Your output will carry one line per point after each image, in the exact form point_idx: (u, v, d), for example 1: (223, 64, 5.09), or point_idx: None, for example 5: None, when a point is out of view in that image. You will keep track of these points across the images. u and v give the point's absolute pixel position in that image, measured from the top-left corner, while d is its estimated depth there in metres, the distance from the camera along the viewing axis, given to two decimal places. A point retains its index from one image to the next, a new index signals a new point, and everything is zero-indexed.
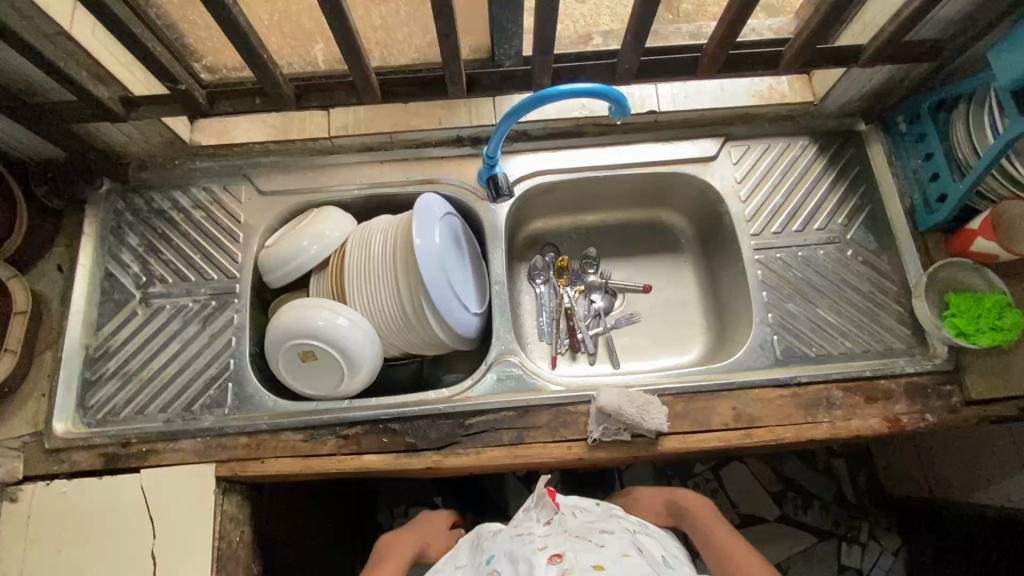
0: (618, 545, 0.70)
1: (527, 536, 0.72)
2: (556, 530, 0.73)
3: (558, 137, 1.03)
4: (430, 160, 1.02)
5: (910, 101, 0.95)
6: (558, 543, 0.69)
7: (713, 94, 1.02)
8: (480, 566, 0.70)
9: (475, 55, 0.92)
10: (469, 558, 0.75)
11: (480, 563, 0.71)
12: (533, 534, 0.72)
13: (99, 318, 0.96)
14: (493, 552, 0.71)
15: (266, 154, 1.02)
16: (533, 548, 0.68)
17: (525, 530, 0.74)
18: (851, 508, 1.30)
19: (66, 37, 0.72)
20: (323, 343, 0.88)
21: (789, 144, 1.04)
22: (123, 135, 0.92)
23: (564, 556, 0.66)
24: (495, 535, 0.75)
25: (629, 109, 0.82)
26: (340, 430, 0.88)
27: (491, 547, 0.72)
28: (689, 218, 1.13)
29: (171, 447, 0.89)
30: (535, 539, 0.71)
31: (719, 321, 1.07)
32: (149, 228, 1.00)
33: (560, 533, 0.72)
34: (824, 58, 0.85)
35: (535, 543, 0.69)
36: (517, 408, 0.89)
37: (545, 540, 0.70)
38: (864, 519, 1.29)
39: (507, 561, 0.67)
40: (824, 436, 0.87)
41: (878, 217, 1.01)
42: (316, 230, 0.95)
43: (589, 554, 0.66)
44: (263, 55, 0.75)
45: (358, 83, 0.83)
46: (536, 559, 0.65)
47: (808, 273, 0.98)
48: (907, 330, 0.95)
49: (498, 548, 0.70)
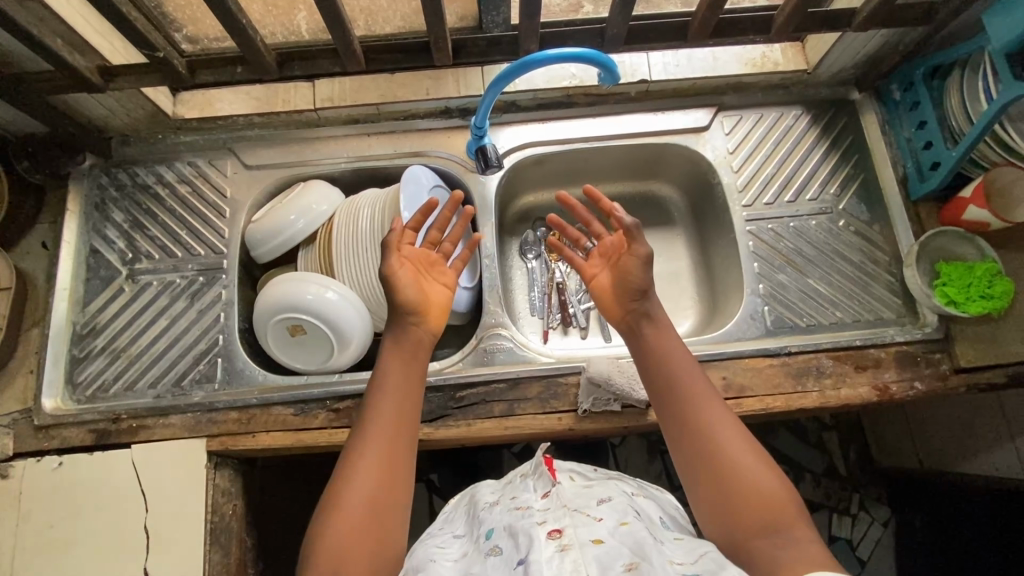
0: (617, 514, 0.59)
1: (525, 510, 0.62)
2: (555, 504, 0.62)
3: (547, 108, 1.02)
4: (419, 132, 1.01)
5: (905, 68, 0.94)
6: (558, 517, 0.58)
7: (705, 62, 0.99)
8: (477, 540, 0.61)
9: (463, 22, 0.90)
10: (467, 528, 0.66)
11: (478, 537, 0.61)
12: (531, 509, 0.62)
13: (85, 295, 0.95)
14: (490, 527, 0.61)
15: (250, 127, 1.00)
16: (532, 522, 0.58)
17: (523, 504, 0.64)
18: (841, 481, 1.32)
19: (38, 2, 0.70)
20: (310, 317, 0.87)
21: (782, 114, 1.03)
22: (103, 107, 0.90)
23: (565, 531, 0.56)
24: (492, 506, 0.66)
25: (619, 76, 0.80)
26: (329, 404, 0.88)
27: (488, 520, 0.63)
28: (681, 190, 1.12)
29: (160, 423, 0.88)
30: (533, 513, 0.61)
31: (711, 294, 1.06)
32: (134, 204, 0.98)
33: (560, 507, 0.61)
34: (818, 22, 0.83)
35: (534, 518, 0.59)
36: (508, 380, 0.89)
37: (545, 515, 0.60)
38: (855, 491, 1.32)
39: (507, 536, 0.58)
40: (814, 405, 0.88)
41: (870, 187, 1.00)
42: (303, 203, 0.93)
43: (588, 526, 0.56)
44: (242, 21, 0.72)
45: (340, 50, 0.81)
46: (536, 534, 0.56)
47: (800, 244, 0.98)
48: (898, 300, 0.95)
49: (497, 521, 0.61)
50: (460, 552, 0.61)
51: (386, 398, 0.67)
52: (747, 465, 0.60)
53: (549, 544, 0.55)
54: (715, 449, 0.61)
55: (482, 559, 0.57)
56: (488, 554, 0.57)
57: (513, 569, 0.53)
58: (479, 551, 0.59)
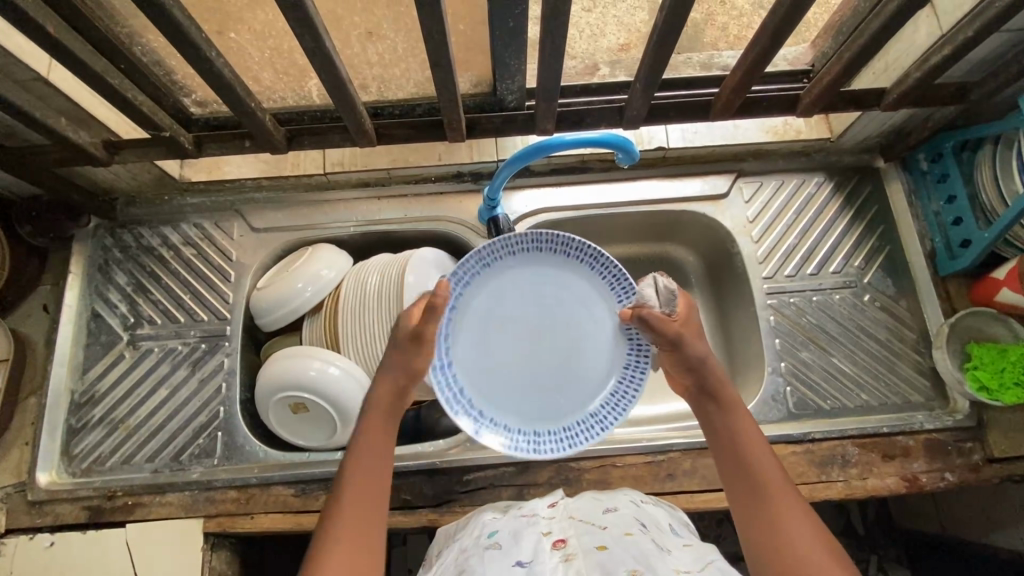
0: (623, 524, 0.60)
1: (532, 518, 0.64)
2: (561, 515, 0.64)
3: (561, 172, 0.99)
4: (429, 196, 0.99)
5: (932, 140, 0.90)
6: (563, 528, 0.60)
7: (725, 130, 0.97)
8: (478, 538, 0.62)
9: (477, 89, 0.84)
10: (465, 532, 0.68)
11: (479, 535, 0.63)
12: (537, 517, 0.64)
13: (85, 362, 0.92)
14: (494, 528, 0.63)
15: (258, 190, 0.99)
16: (537, 531, 0.60)
17: (528, 512, 0.66)
18: (859, 541, 1.20)
19: (43, 82, 0.69)
20: (313, 395, 0.85)
21: (804, 181, 1.00)
22: (109, 174, 0.89)
23: (570, 540, 0.58)
24: (500, 513, 0.68)
25: (638, 156, 0.80)
26: (333, 485, 0.85)
27: (492, 523, 0.65)
28: (698, 254, 1.08)
29: (156, 501, 0.85)
30: (539, 522, 0.63)
31: (728, 365, 1.02)
32: (137, 266, 0.96)
33: (567, 518, 0.62)
34: (844, 102, 0.81)
35: (540, 527, 0.61)
36: (518, 463, 0.86)
37: (550, 525, 0.62)
38: (873, 551, 1.19)
39: (510, 536, 0.60)
40: (839, 496, 0.84)
41: (896, 259, 0.96)
42: (310, 271, 0.90)
43: (594, 533, 0.58)
44: (250, 103, 0.71)
45: (351, 128, 0.79)
46: (541, 543, 0.58)
47: (823, 319, 0.94)
48: (927, 381, 0.91)
49: (501, 523, 0.63)
50: (460, 546, 0.63)
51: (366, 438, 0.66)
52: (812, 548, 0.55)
53: (555, 555, 0.56)
54: (777, 523, 0.58)
55: (480, 552, 0.59)
56: (487, 548, 0.59)
57: (510, 568, 0.54)
58: (479, 546, 0.60)
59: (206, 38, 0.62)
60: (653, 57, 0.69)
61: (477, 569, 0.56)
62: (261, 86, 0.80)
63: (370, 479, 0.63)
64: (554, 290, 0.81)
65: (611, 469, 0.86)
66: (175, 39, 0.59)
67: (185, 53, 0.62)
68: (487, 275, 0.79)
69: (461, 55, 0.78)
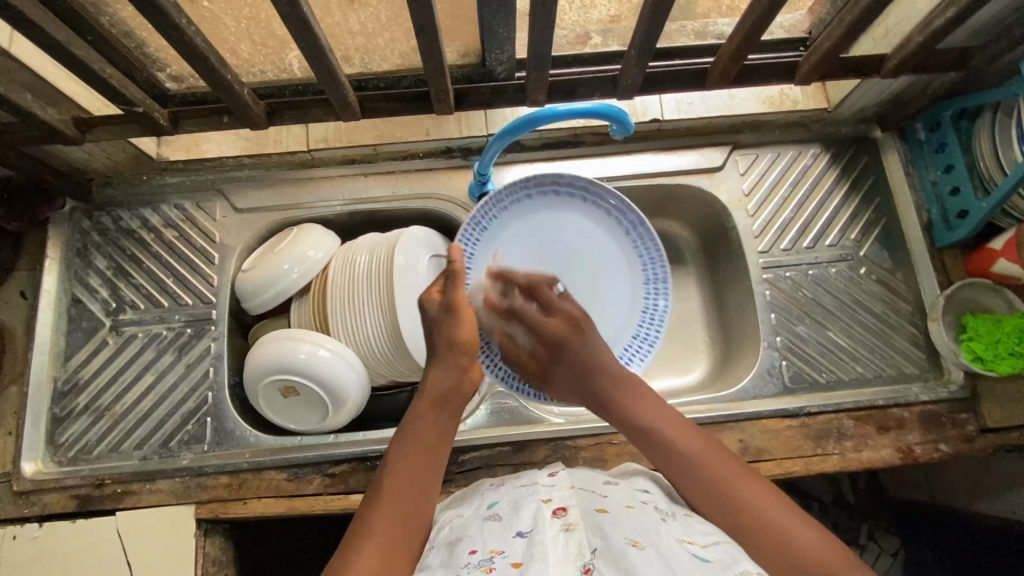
0: (624, 495, 0.59)
1: (532, 486, 0.62)
2: (562, 481, 0.62)
3: (553, 147, 0.96)
4: (418, 173, 0.96)
5: (929, 110, 0.89)
6: (564, 496, 0.58)
7: (720, 100, 0.94)
8: (479, 508, 0.62)
9: (465, 60, 0.81)
10: (467, 499, 0.66)
11: (480, 507, 0.62)
12: (538, 484, 0.62)
13: (67, 349, 0.90)
14: (495, 499, 0.62)
15: (240, 169, 0.95)
16: (538, 500, 0.58)
17: (528, 480, 0.63)
18: (850, 511, 1.16)
19: (5, 55, 0.66)
20: (304, 379, 0.83)
21: (800, 153, 0.98)
22: (82, 154, 0.85)
23: (570, 508, 0.56)
24: (499, 485, 0.66)
25: (632, 128, 0.78)
26: (326, 469, 0.85)
27: (492, 495, 0.63)
28: (692, 228, 1.06)
29: (146, 488, 0.84)
30: (539, 489, 0.60)
31: (724, 340, 1.01)
32: (117, 249, 0.93)
33: (567, 486, 0.60)
34: (843, 70, 0.79)
35: (540, 495, 0.59)
36: (513, 443, 0.85)
37: (551, 492, 0.59)
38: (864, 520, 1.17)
39: (510, 507, 0.59)
40: (834, 468, 0.85)
41: (892, 230, 0.95)
42: (296, 252, 0.88)
43: (595, 502, 0.57)
44: (225, 75, 0.67)
45: (334, 101, 0.76)
46: (541, 510, 0.56)
47: (818, 293, 0.93)
48: (922, 353, 0.91)
49: (501, 495, 0.62)
50: (461, 514, 0.62)
51: (412, 436, 0.65)
52: (795, 525, 0.55)
53: (555, 523, 0.54)
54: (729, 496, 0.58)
55: (479, 523, 0.58)
56: (487, 520, 0.58)
57: (510, 539, 0.53)
58: (478, 516, 0.60)
59: (175, 4, 0.58)
60: (647, 27, 0.66)
61: (477, 542, 0.55)
62: (239, 59, 0.76)
63: (415, 468, 0.63)
64: (574, 240, 0.89)
65: (607, 447, 0.85)
66: (141, 6, 0.56)
67: (155, 23, 0.58)
68: (488, 250, 0.87)
69: (448, 23, 0.74)
